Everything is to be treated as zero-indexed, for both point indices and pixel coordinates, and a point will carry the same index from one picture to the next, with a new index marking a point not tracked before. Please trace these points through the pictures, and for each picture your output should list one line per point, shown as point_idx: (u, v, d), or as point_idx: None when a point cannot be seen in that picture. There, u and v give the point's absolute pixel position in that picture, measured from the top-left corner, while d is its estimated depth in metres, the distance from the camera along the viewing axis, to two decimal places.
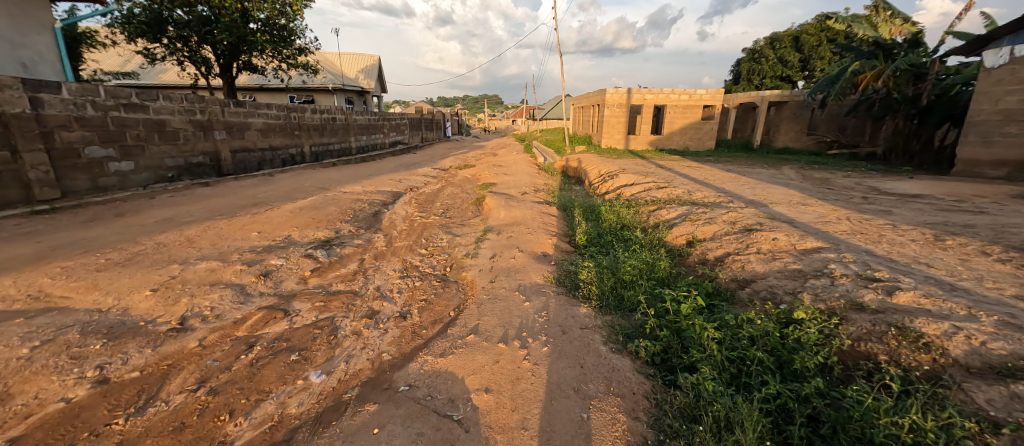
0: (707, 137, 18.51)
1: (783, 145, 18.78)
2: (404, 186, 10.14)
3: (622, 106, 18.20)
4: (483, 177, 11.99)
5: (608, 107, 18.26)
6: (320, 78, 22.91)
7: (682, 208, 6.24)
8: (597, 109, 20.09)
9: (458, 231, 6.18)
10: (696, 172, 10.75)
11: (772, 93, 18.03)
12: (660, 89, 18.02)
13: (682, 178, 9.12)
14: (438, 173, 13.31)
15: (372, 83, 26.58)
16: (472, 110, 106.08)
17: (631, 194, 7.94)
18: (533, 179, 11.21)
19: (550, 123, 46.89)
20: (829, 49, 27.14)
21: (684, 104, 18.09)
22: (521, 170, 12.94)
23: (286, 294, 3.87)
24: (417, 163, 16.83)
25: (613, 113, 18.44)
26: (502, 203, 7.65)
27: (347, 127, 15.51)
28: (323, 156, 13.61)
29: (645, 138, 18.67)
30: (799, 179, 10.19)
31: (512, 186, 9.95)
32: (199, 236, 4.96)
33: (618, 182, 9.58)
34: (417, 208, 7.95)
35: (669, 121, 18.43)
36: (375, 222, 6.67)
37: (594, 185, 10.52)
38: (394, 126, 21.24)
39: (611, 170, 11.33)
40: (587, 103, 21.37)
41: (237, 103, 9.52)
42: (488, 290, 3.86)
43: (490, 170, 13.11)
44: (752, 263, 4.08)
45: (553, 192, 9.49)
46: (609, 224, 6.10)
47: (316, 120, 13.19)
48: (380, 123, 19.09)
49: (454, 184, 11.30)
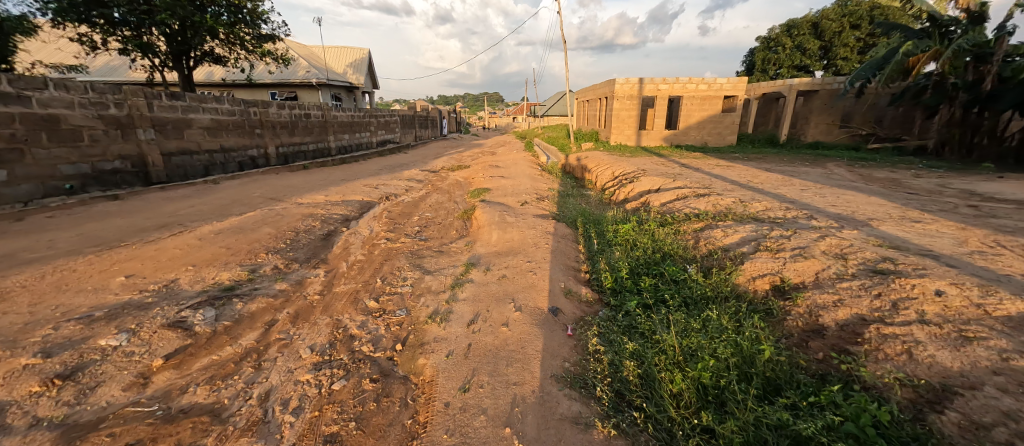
0: (727, 132, 16.67)
1: (812, 139, 16.90)
2: (380, 194, 8.39)
3: (633, 98, 16.35)
4: (477, 181, 10.23)
5: (618, 100, 16.40)
6: (303, 73, 21.16)
7: (745, 229, 4.44)
8: (605, 103, 18.24)
9: (431, 263, 4.43)
10: (733, 172, 8.92)
11: (802, 82, 16.12)
12: (675, 79, 16.17)
13: (721, 181, 7.31)
14: (424, 176, 11.55)
15: (361, 78, 24.81)
16: (472, 107, 104.27)
17: (662, 204, 6.16)
18: (535, 182, 9.43)
19: (552, 119, 44.92)
20: (853, 35, 25.08)
21: (703, 95, 16.21)
22: (521, 171, 11.16)
23: (82, 422, 2.10)
24: (405, 163, 15.07)
25: (623, 106, 16.59)
26: (495, 219, 5.86)
27: (325, 124, 13.73)
28: (293, 158, 11.87)
29: (659, 133, 16.85)
30: (860, 179, 8.37)
31: (509, 192, 8.17)
32: (20, 290, 3.22)
33: (641, 187, 7.77)
34: (386, 224, 6.20)
35: (685, 115, 16.57)
36: (321, 249, 4.90)
37: (609, 191, 8.73)
38: (383, 123, 19.44)
39: (628, 171, 9.50)
40: (593, 96, 19.49)
41: (171, 95, 7.81)
42: (454, 413, 2.07)
43: (486, 172, 11.35)
44: (929, 349, 2.29)
45: (561, 201, 7.71)
46: (643, 252, 4.33)
47: (285, 117, 11.43)
48: (366, 120, 17.28)
49: (441, 190, 9.53)
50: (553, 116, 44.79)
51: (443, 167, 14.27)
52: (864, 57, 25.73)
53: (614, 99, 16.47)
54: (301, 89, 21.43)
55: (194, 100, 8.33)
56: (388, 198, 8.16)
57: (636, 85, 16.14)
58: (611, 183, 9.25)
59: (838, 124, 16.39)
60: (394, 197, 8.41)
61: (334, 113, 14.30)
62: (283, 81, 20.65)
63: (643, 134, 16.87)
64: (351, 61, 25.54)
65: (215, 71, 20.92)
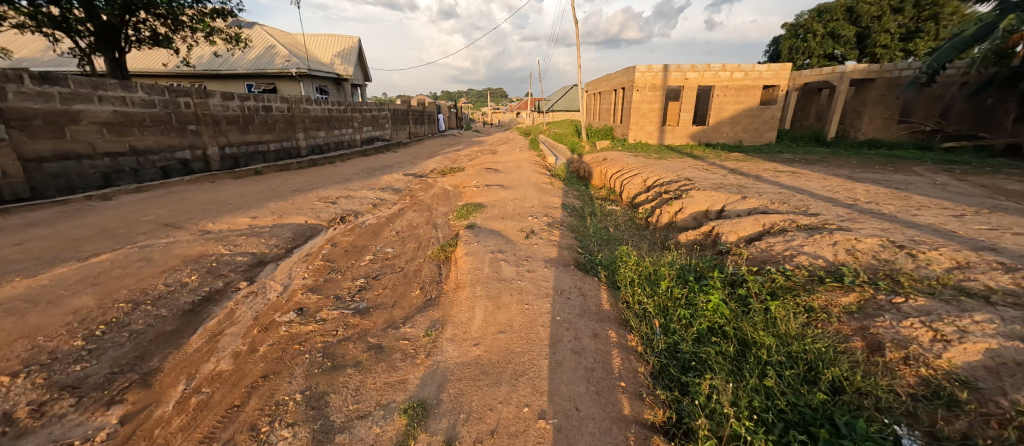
0: (765, 128, 14.33)
1: (865, 136, 14.49)
2: (333, 214, 6.19)
3: (656, 89, 14.03)
4: (469, 192, 8.00)
5: (637, 91, 14.09)
6: (282, 63, 19.02)
7: (986, 329, 2.17)
8: (621, 95, 15.92)
9: (344, 392, 2.22)
10: (810, 182, 6.64)
11: (856, 69, 13.75)
12: (706, 66, 13.84)
13: (815, 201, 5.03)
14: (404, 183, 9.34)
15: (349, 68, 22.63)
16: (475, 103, 102.15)
17: (748, 246, 3.89)
18: (544, 195, 7.17)
19: (557, 115, 42.43)
20: (896, 19, 22.31)
21: (738, 85, 13.85)
22: (525, 177, 8.88)
23: None
24: (389, 166, 12.87)
25: (644, 98, 14.26)
26: (483, 271, 3.62)
27: (292, 120, 11.53)
28: (246, 160, 9.69)
29: (685, 130, 14.51)
30: (995, 194, 6.00)
31: (510, 212, 5.93)
32: None
33: (694, 206, 5.50)
34: (316, 273, 3.98)
35: (716, 108, 14.20)
36: (163, 344, 2.70)
37: (643, 209, 6.49)
38: (369, 118, 17.21)
39: (666, 180, 7.20)
40: (608, 86, 17.14)
41: (40, 78, 5.67)
42: None
43: (482, 178, 9.11)
44: None
45: (582, 227, 5.48)
46: (779, 384, 2.13)
47: (233, 111, 9.22)
48: (347, 114, 15.02)
49: (419, 204, 7.29)
50: (558, 112, 42.35)
51: (431, 171, 12.04)
52: (907, 44, 22.96)
53: (633, 89, 14.15)
54: (281, 80, 19.30)
55: (85, 86, 6.19)
56: (342, 220, 5.96)
57: (659, 73, 13.87)
58: (645, 198, 6.96)
59: (896, 119, 13.99)
60: (352, 216, 6.20)
61: (305, 106, 12.08)
62: (260, 72, 18.53)
63: (666, 130, 14.55)
64: (339, 51, 23.32)
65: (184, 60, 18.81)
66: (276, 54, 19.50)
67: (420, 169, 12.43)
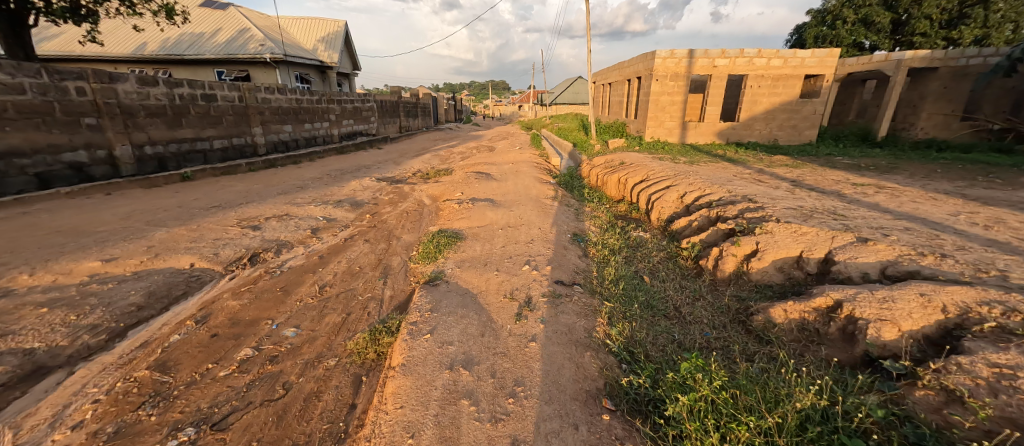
0: (804, 125, 12.33)
1: (921, 135, 12.39)
2: (241, 249, 4.29)
3: (679, 78, 11.98)
4: (447, 210, 6.05)
5: (657, 80, 12.04)
6: (255, 47, 17.06)
7: None
8: (637, 85, 13.86)
9: None
10: (926, 207, 4.64)
11: (916, 57, 11.74)
12: (738, 50, 11.79)
13: (989, 252, 3.09)
14: (370, 194, 7.42)
15: (334, 55, 20.62)
16: (477, 95, 99.56)
17: (955, 373, 1.95)
18: (547, 218, 5.21)
19: (561, 109, 40.30)
20: (938, 2, 17.56)
21: (776, 74, 11.84)
22: (522, 188, 6.92)
23: None
24: (364, 167, 10.91)
25: (665, 89, 12.19)
26: (419, 443, 1.71)
27: (245, 112, 9.59)
28: (177, 162, 7.84)
29: (711, 126, 12.48)
30: None
31: (497, 252, 4.00)
32: None
33: (781, 251, 3.56)
34: (112, 410, 2.09)
35: (748, 101, 12.17)
36: None
37: (689, 244, 4.55)
38: (350, 110, 15.20)
39: (716, 199, 5.23)
40: (622, 76, 15.10)
41: None
42: None
43: (468, 189, 7.15)
44: None
45: (608, 283, 3.57)
46: None
47: (155, 100, 7.32)
48: (321, 105, 13.06)
49: (376, 229, 5.34)
50: (561, 105, 40.24)
51: (409, 175, 10.06)
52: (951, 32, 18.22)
53: (651, 79, 12.12)
54: (255, 67, 17.37)
55: None
56: (249, 262, 4.03)
57: (683, 60, 11.86)
58: (689, 226, 5.02)
59: (958, 114, 11.78)
60: (268, 253, 4.28)
61: (262, 95, 10.12)
62: (230, 57, 16.60)
63: (689, 126, 12.50)
64: (323, 36, 21.27)
65: (147, 44, 16.90)
66: (250, 38, 17.56)
67: (399, 172, 10.48)
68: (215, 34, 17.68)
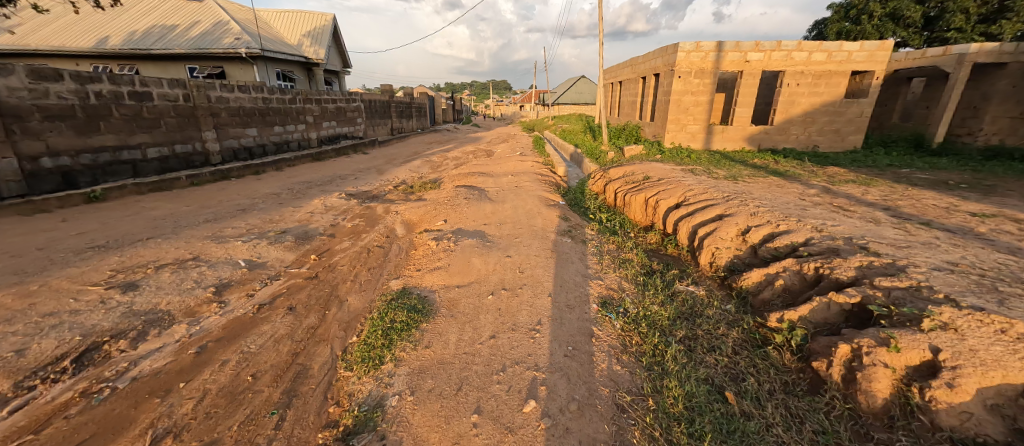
0: (848, 130, 10.69)
1: (983, 142, 10.73)
2: (77, 334, 2.71)
3: (705, 75, 10.34)
4: (420, 249, 4.45)
5: (679, 77, 10.41)
6: (230, 41, 15.49)
7: None
8: (655, 83, 12.20)
9: None
10: None
11: (982, 50, 10.11)
12: (775, 43, 10.14)
13: None
14: (330, 219, 5.84)
15: (319, 51, 19.03)
16: (478, 95, 98.01)
17: None
18: (559, 270, 3.60)
19: (563, 109, 38.66)
20: None
21: (818, 71, 10.23)
22: (523, 213, 5.30)
23: None
24: (340, 177, 9.34)
25: (689, 87, 10.52)
26: None
27: (191, 113, 8.06)
28: (92, 178, 6.35)
29: (741, 130, 10.82)
30: None
31: (482, 355, 2.40)
32: None
33: (993, 374, 1.97)
34: None
35: (784, 101, 10.52)
36: None
37: (783, 321, 2.93)
38: (332, 111, 13.63)
39: (804, 244, 3.63)
40: (635, 73, 13.46)
41: None
42: None
43: (454, 213, 5.55)
44: None
45: (677, 429, 1.98)
46: None
47: (56, 100, 5.80)
48: (295, 105, 11.48)
49: (315, 283, 3.73)
50: (563, 106, 38.68)
51: (387, 189, 8.47)
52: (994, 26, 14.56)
53: (673, 76, 10.48)
54: (230, 64, 15.82)
55: None
56: (71, 365, 2.45)
57: (710, 54, 10.21)
58: (769, 286, 3.41)
59: None
60: (115, 343, 2.68)
61: (214, 94, 8.58)
62: (201, 51, 15.02)
63: (716, 130, 10.84)
64: (308, 30, 19.65)
65: (110, 37, 15.34)
66: (225, 31, 15.98)
67: (377, 185, 8.91)
68: (187, 27, 16.10)
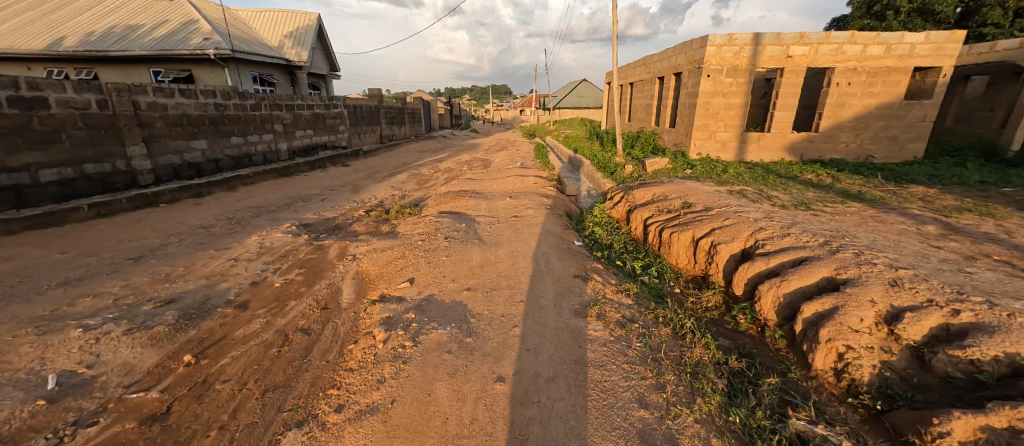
0: (907, 137, 9.03)
1: None
2: None
3: (738, 73, 8.73)
4: (362, 339, 2.81)
5: (708, 76, 8.80)
6: (198, 41, 13.96)
7: None
8: (675, 84, 10.58)
9: None
10: None
11: None
12: (824, 35, 8.50)
13: None
14: (254, 271, 4.18)
15: (301, 52, 17.50)
16: (478, 100, 96.73)
17: None
18: (593, 420, 1.94)
19: (564, 113, 36.96)
20: None
21: (874, 67, 8.60)
22: (525, 269, 3.63)
23: None
24: (303, 199, 7.72)
25: (720, 87, 8.87)
26: None
27: (109, 123, 6.45)
28: None
29: (781, 138, 9.17)
30: None
31: None
32: None
33: None
34: None
35: (833, 103, 8.86)
36: None
37: None
38: (308, 118, 12.05)
39: None
40: (651, 73, 11.85)
41: None
42: None
43: (426, 265, 3.88)
44: None
45: None
46: None
47: None
48: (258, 112, 9.87)
49: (146, 439, 2.05)
50: (565, 109, 36.95)
51: (353, 216, 6.82)
52: None
53: (700, 74, 8.86)
54: (199, 66, 14.29)
55: None
56: None
57: (745, 48, 8.60)
58: None
59: None
60: None
61: (144, 99, 7.00)
62: (165, 53, 13.47)
63: (750, 138, 9.20)
64: (290, 31, 18.11)
65: (65, 38, 13.83)
66: (194, 30, 14.45)
67: (342, 209, 7.26)
68: (152, 26, 14.57)
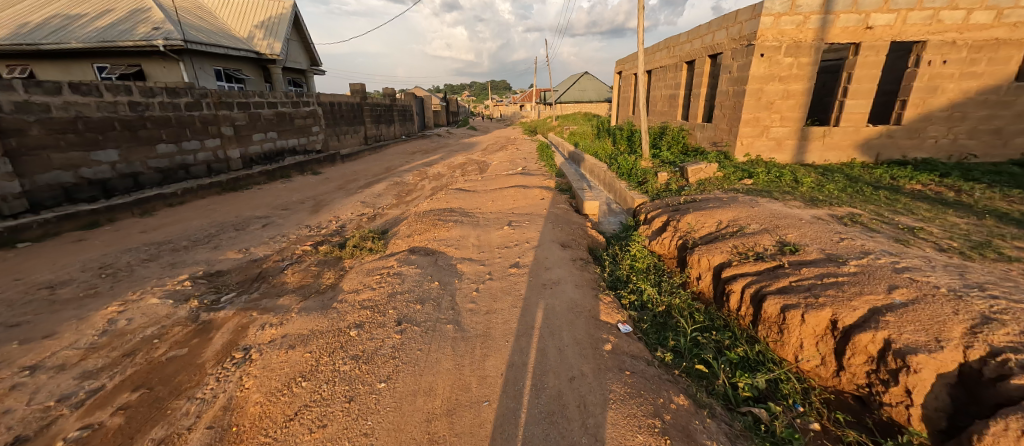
0: (1015, 129, 7.03)
1: None
2: None
3: (801, 51, 6.78)
4: None
5: (762, 55, 6.84)
6: (145, 31, 12.05)
7: None
8: (710, 68, 8.62)
9: None
10: None
11: None
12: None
13: None
14: (42, 401, 2.30)
15: (273, 44, 15.57)
16: (477, 96, 94.57)
17: None
18: None
19: (566, 108, 35.06)
20: None
21: (979, 40, 6.64)
22: (540, 438, 1.73)
23: None
24: (236, 227, 5.84)
25: (777, 68, 6.90)
26: None
27: None
28: None
29: (852, 133, 7.21)
30: None
31: None
32: None
33: None
34: None
35: (923, 87, 6.89)
36: None
37: None
38: (269, 117, 10.15)
39: None
40: (676, 57, 9.90)
41: None
42: None
43: (342, 405, 1.98)
44: None
45: None
46: None
47: None
48: (196, 112, 7.99)
49: None
50: (567, 103, 34.92)
51: (290, 255, 4.93)
52: None
53: (751, 53, 6.90)
54: (149, 61, 12.42)
55: None
56: None
57: (810, 18, 6.64)
58: None
59: None
60: None
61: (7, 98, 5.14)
62: (106, 45, 11.59)
63: (813, 134, 7.24)
64: (262, 20, 16.19)
65: None
66: (143, 19, 12.54)
67: (281, 242, 5.37)
68: (96, 15, 12.67)
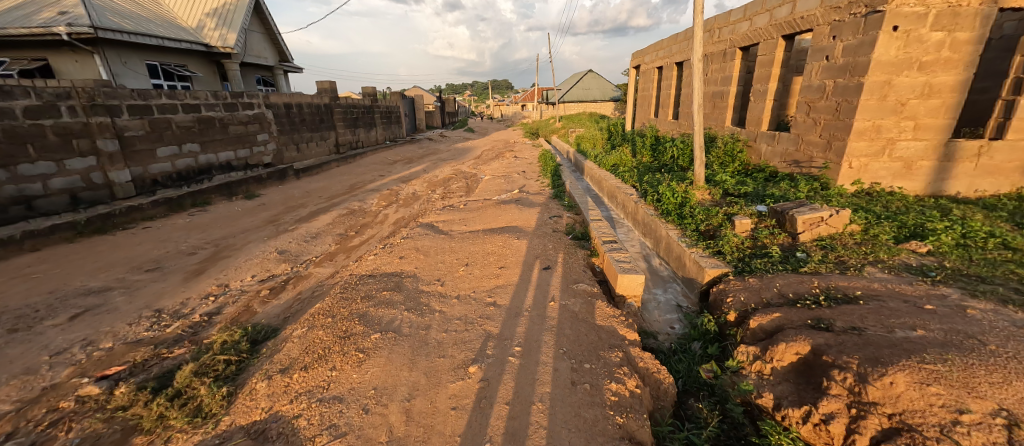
0: None
1: None
2: None
3: (959, 20, 4.25)
4: None
5: (897, 28, 4.31)
6: (49, 15, 9.60)
7: None
8: (784, 55, 6.09)
9: None
10: None
11: None
12: None
13: None
14: None
15: (226, 34, 13.08)
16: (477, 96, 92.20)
17: None
18: None
19: (569, 106, 32.46)
20: None
21: None
22: None
23: None
24: (17, 325, 3.39)
25: (918, 49, 4.36)
26: None
27: None
28: None
29: None
30: None
31: None
32: None
33: None
34: None
35: None
36: None
37: None
38: (187, 125, 7.70)
39: None
40: (727, 42, 7.35)
41: None
42: None
43: None
44: None
45: None
46: None
47: None
48: (47, 121, 5.58)
49: None
50: (570, 103, 32.43)
51: (34, 425, 2.43)
52: None
53: (876, 25, 4.38)
54: (58, 54, 10.03)
55: None
56: None
57: None
58: None
59: None
60: None
61: None
62: None
63: (964, 151, 4.68)
64: (215, 6, 13.72)
65: None
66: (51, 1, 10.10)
67: (59, 370, 2.88)
68: None
